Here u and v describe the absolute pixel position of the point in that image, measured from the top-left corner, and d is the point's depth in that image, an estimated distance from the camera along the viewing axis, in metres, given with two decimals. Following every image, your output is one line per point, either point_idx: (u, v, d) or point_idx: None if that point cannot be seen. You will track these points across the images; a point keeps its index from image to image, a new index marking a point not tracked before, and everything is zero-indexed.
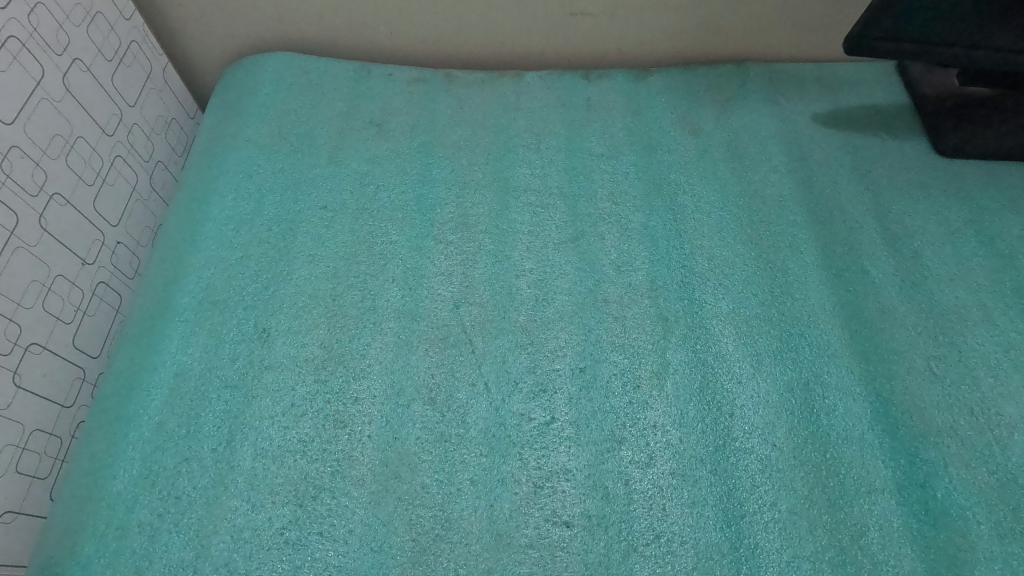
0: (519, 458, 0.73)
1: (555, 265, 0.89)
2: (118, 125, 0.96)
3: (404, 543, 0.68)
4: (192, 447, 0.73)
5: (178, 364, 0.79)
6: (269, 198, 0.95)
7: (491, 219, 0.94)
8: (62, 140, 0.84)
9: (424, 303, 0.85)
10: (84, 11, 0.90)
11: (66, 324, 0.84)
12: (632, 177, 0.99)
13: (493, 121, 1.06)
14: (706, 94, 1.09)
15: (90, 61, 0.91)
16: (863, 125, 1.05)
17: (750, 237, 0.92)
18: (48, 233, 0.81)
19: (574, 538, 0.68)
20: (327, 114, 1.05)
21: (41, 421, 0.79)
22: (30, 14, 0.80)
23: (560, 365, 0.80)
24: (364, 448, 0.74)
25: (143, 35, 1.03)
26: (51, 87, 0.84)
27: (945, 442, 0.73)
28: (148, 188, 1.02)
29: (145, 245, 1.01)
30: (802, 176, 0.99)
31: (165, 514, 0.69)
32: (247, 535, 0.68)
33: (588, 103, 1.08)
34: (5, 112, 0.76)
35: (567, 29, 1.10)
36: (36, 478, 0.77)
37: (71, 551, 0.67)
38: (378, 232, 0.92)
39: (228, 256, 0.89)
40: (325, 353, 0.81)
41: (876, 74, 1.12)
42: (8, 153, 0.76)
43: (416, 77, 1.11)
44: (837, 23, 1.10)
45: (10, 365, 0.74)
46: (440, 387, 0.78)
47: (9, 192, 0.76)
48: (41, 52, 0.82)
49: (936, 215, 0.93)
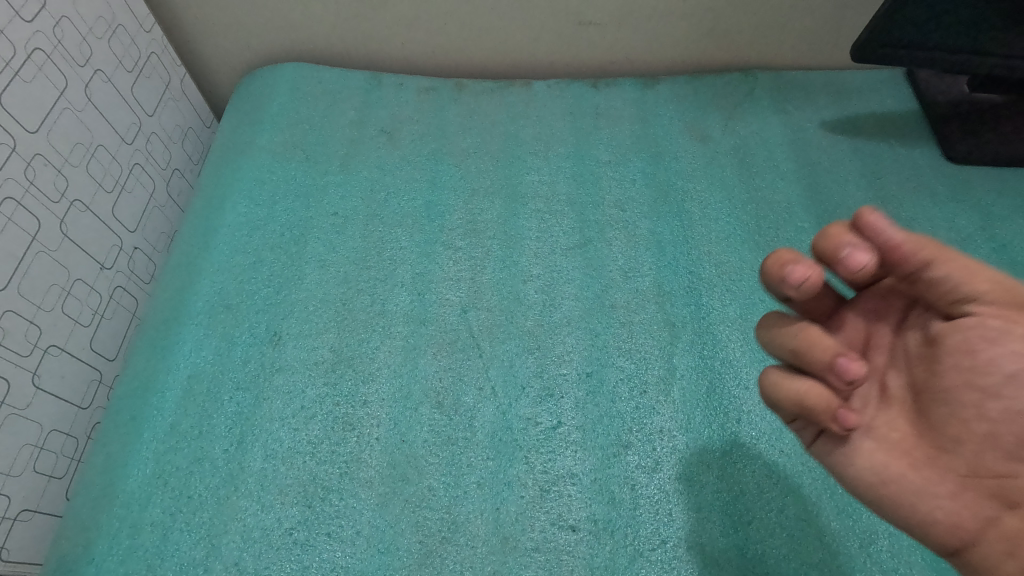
0: (525, 462, 0.74)
1: (562, 270, 0.90)
2: (137, 134, 0.99)
3: (411, 544, 0.68)
4: (205, 447, 0.75)
5: (191, 367, 0.81)
6: (282, 205, 0.97)
7: (498, 225, 0.95)
8: (83, 149, 0.87)
9: (432, 307, 0.86)
10: (106, 24, 0.93)
11: (85, 328, 0.86)
12: (640, 184, 0.99)
13: (502, 129, 1.07)
14: (714, 102, 1.10)
15: (111, 72, 0.93)
16: (872, 131, 1.05)
17: (758, 244, 0.92)
18: (69, 238, 0.84)
19: (580, 543, 0.68)
20: (339, 123, 1.07)
21: (59, 421, 0.81)
22: (56, 28, 0.83)
23: (566, 370, 0.81)
24: (372, 450, 0.75)
25: (162, 47, 1.05)
26: (73, 97, 0.86)
27: None
28: (165, 196, 1.05)
29: (162, 251, 1.03)
30: (811, 183, 0.99)
31: (177, 513, 0.70)
32: (257, 535, 0.69)
33: (596, 111, 1.09)
34: (29, 121, 0.79)
35: (576, 38, 1.12)
36: (53, 476, 0.79)
37: (86, 548, 0.68)
38: (389, 238, 0.93)
39: (242, 261, 0.91)
40: (334, 356, 0.82)
41: (885, 80, 1.12)
42: (32, 161, 0.79)
43: (427, 86, 1.13)
44: (845, 30, 1.10)
45: (30, 366, 0.76)
46: (447, 391, 0.79)
47: (32, 198, 0.78)
48: (66, 65, 0.85)
49: (947, 221, 0.92)
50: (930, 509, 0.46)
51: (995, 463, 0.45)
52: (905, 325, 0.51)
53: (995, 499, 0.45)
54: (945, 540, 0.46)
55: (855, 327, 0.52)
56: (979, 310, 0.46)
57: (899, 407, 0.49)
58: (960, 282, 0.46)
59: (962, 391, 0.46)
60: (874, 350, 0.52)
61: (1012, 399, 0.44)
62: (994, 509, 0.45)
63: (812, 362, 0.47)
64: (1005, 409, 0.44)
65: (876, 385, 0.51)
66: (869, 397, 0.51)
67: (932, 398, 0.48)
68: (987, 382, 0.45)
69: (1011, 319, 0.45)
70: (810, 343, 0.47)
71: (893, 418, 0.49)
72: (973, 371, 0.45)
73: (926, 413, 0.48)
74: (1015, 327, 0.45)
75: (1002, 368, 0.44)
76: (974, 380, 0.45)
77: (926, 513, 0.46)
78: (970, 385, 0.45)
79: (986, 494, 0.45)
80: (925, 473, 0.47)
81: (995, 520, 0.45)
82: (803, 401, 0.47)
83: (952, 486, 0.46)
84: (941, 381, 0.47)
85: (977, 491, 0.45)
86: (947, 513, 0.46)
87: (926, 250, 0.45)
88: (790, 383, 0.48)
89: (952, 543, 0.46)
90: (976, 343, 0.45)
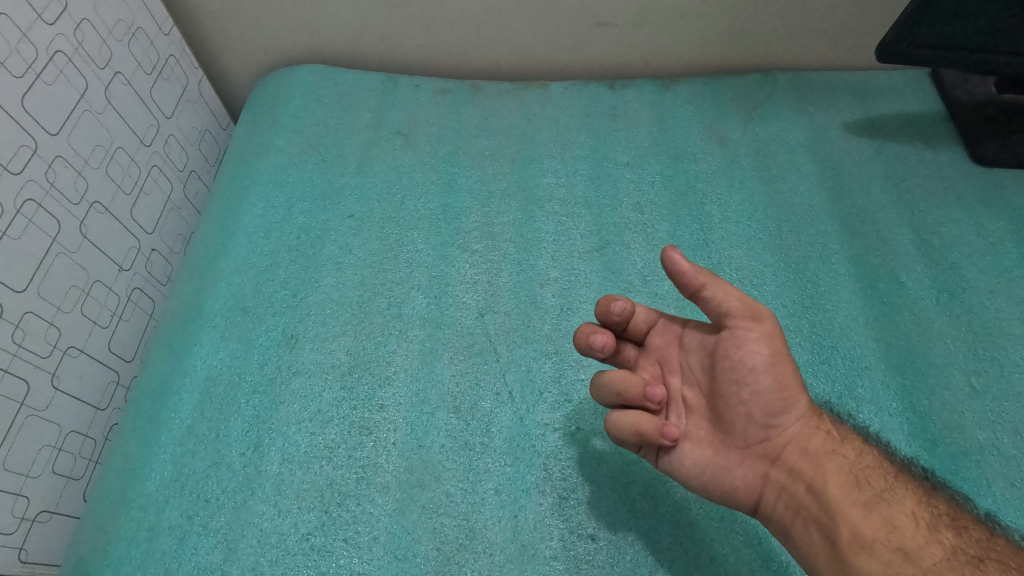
0: (543, 469, 0.73)
1: (579, 273, 0.89)
2: (156, 136, 0.99)
3: (429, 552, 0.68)
4: (222, 450, 0.75)
5: (208, 370, 0.81)
6: (299, 207, 0.97)
7: (515, 228, 0.94)
8: (103, 151, 0.88)
9: (448, 311, 0.86)
10: (126, 26, 0.93)
11: (103, 329, 0.86)
12: (658, 187, 0.98)
13: (519, 131, 1.06)
14: (733, 103, 1.08)
15: (131, 74, 0.94)
16: (895, 133, 1.03)
17: (779, 247, 0.91)
18: (88, 240, 0.84)
19: (600, 552, 0.67)
20: (355, 125, 1.07)
21: (78, 423, 0.81)
22: (77, 30, 0.84)
23: (585, 375, 0.80)
24: (389, 455, 0.74)
25: (181, 49, 1.06)
26: (94, 99, 0.87)
27: (987, 461, 0.71)
28: (182, 197, 1.05)
29: (178, 252, 1.03)
30: (832, 186, 0.97)
31: (195, 517, 0.70)
32: (274, 540, 0.69)
33: (613, 112, 1.08)
34: (50, 123, 0.79)
35: (593, 39, 1.10)
36: (71, 478, 0.79)
37: (104, 551, 0.68)
38: (404, 241, 0.93)
39: (258, 263, 0.90)
40: (351, 360, 0.82)
41: (909, 81, 1.10)
42: (53, 162, 0.79)
43: (442, 88, 1.12)
44: (868, 30, 1.08)
45: (49, 368, 0.77)
46: (464, 396, 0.78)
47: (52, 200, 0.79)
48: (86, 66, 0.85)
49: (974, 225, 0.90)
50: (729, 478, 0.60)
51: (758, 433, 0.60)
52: (686, 346, 0.64)
53: (765, 458, 0.60)
54: (744, 500, 0.60)
55: (650, 359, 0.66)
56: (734, 323, 0.59)
57: (700, 412, 0.62)
58: (723, 299, 0.59)
59: (730, 387, 0.60)
60: (670, 372, 0.65)
61: (757, 385, 0.59)
62: (766, 467, 0.60)
63: (632, 397, 0.59)
64: (754, 393, 0.59)
65: (679, 399, 0.63)
66: (679, 411, 0.63)
67: (715, 397, 0.61)
68: (743, 376, 0.59)
69: (753, 326, 0.59)
70: (627, 383, 0.59)
71: (695, 420, 0.62)
72: (733, 370, 0.59)
73: (716, 408, 0.61)
74: (754, 331, 0.59)
75: (751, 364, 0.59)
76: (737, 378, 0.59)
77: (726, 481, 0.60)
78: (732, 380, 0.60)
79: (758, 457, 0.60)
80: (722, 453, 0.60)
81: (769, 475, 0.59)
82: (639, 427, 0.58)
83: (740, 457, 0.60)
84: (716, 383, 0.61)
85: (754, 457, 0.60)
86: (741, 478, 0.60)
87: (700, 275, 0.59)
88: (628, 419, 0.59)
89: (748, 499, 0.60)
90: (733, 350, 0.59)
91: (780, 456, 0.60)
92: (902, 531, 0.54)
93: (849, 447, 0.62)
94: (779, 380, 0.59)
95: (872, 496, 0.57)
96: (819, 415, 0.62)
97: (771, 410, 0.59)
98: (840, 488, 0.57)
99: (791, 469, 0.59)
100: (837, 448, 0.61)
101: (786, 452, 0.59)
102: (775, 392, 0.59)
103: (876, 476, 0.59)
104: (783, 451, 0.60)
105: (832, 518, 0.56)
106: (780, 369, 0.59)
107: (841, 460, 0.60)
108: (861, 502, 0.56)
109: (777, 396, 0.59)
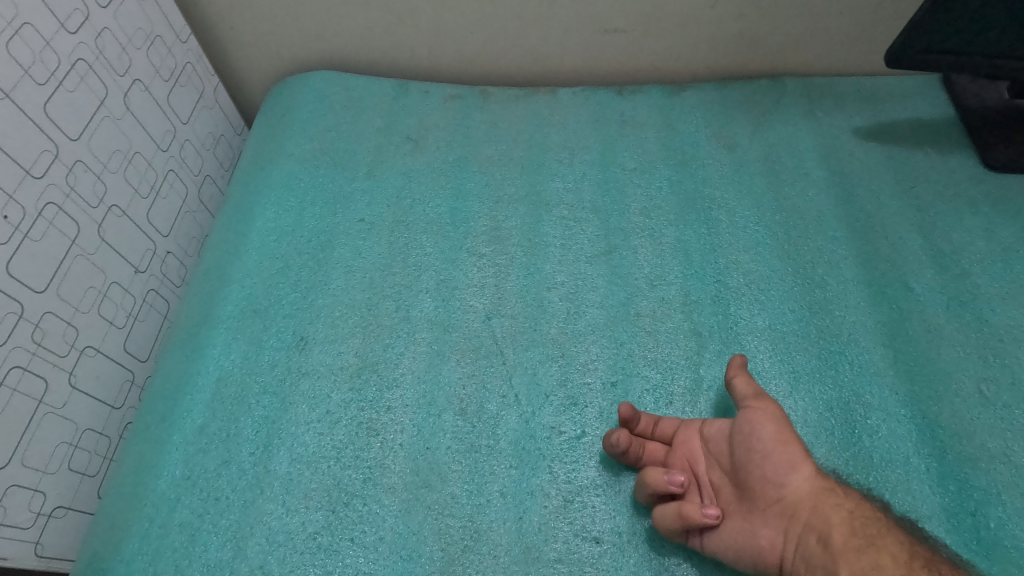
0: (549, 472, 0.73)
1: (586, 277, 0.90)
2: (172, 141, 1.01)
3: (434, 552, 0.68)
4: (232, 449, 0.76)
5: (220, 370, 0.82)
6: (310, 211, 0.98)
7: (523, 232, 0.95)
8: (121, 156, 0.90)
9: (456, 314, 0.87)
10: (145, 35, 0.96)
11: (120, 329, 0.88)
12: (666, 192, 0.98)
13: (527, 136, 1.07)
14: (742, 109, 1.08)
15: (149, 81, 0.96)
16: (905, 139, 1.02)
17: (788, 253, 0.90)
18: (106, 242, 0.86)
19: (604, 555, 0.68)
20: (366, 130, 1.09)
21: (94, 421, 0.83)
22: (97, 39, 0.86)
23: (591, 379, 0.80)
24: (396, 456, 0.75)
25: (197, 56, 1.08)
26: (113, 106, 0.89)
27: (997, 469, 0.70)
28: (197, 201, 1.07)
29: (192, 255, 1.05)
30: (841, 191, 0.97)
31: (205, 514, 0.71)
32: (281, 539, 0.70)
33: (622, 118, 1.09)
34: (71, 128, 0.81)
35: (602, 46, 1.11)
36: (86, 475, 0.81)
37: (117, 547, 0.70)
38: (413, 244, 0.94)
39: (271, 266, 0.92)
40: (359, 361, 0.83)
41: (920, 87, 1.09)
42: (73, 167, 0.81)
43: (452, 94, 1.13)
44: (878, 36, 1.08)
45: (67, 367, 0.79)
46: (471, 397, 0.79)
47: (72, 203, 0.81)
48: (106, 73, 0.88)
49: (985, 231, 0.90)
50: (756, 542, 0.61)
51: (772, 493, 0.61)
52: (705, 434, 0.69)
53: (783, 515, 0.60)
54: (772, 565, 0.60)
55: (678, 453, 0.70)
56: None
57: (726, 489, 0.65)
58: None
59: (745, 457, 0.64)
60: (698, 463, 0.69)
61: (764, 449, 0.62)
62: (785, 524, 0.60)
63: (657, 486, 0.64)
64: (763, 457, 0.62)
65: (708, 484, 0.67)
66: (710, 497, 0.66)
67: (737, 472, 0.64)
68: (752, 444, 0.63)
69: None
70: (647, 476, 0.65)
71: (726, 499, 0.65)
72: (746, 441, 0.64)
73: (738, 480, 0.64)
74: None
75: (759, 434, 0.63)
76: (749, 446, 0.63)
77: (755, 545, 0.61)
78: (746, 450, 0.64)
79: (777, 517, 0.61)
80: (750, 518, 0.62)
81: (789, 531, 0.60)
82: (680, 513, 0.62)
83: (764, 518, 0.61)
84: (734, 457, 0.65)
85: (775, 517, 0.61)
86: (767, 539, 0.60)
87: None
88: (670, 511, 0.63)
89: (773, 560, 0.60)
90: (743, 425, 0.65)
91: (795, 511, 0.60)
92: (888, 573, 0.53)
93: (854, 498, 0.61)
94: (783, 445, 0.62)
95: (864, 540, 0.56)
96: (824, 472, 0.63)
97: (779, 468, 0.62)
98: (840, 534, 0.57)
99: (803, 522, 0.59)
100: (842, 499, 0.60)
101: (799, 507, 0.60)
102: (779, 453, 0.62)
103: (873, 523, 0.58)
104: (795, 506, 0.60)
105: (830, 565, 0.56)
106: (782, 435, 0.62)
107: (845, 508, 0.59)
108: (856, 546, 0.56)
109: (779, 455, 0.62)
